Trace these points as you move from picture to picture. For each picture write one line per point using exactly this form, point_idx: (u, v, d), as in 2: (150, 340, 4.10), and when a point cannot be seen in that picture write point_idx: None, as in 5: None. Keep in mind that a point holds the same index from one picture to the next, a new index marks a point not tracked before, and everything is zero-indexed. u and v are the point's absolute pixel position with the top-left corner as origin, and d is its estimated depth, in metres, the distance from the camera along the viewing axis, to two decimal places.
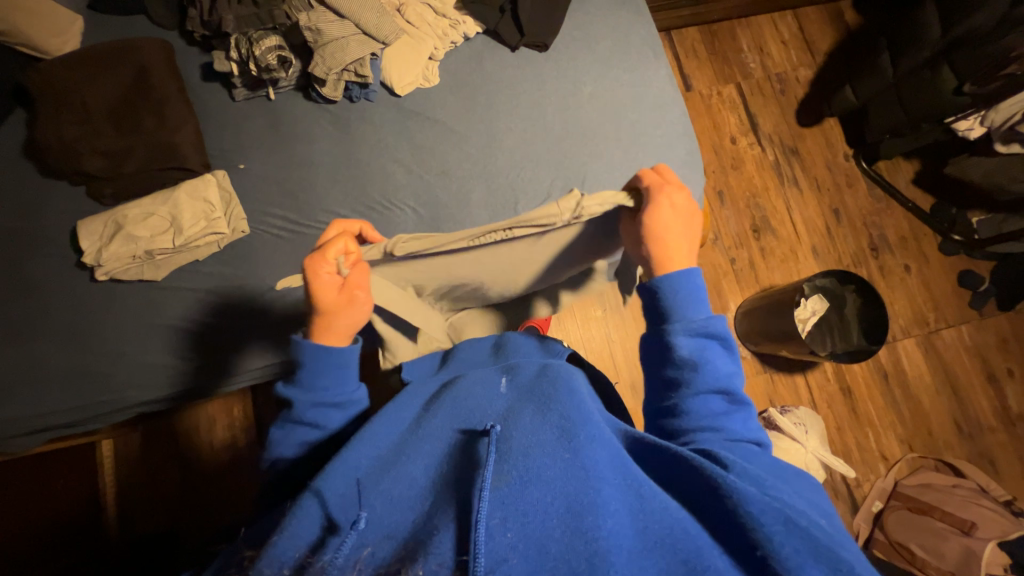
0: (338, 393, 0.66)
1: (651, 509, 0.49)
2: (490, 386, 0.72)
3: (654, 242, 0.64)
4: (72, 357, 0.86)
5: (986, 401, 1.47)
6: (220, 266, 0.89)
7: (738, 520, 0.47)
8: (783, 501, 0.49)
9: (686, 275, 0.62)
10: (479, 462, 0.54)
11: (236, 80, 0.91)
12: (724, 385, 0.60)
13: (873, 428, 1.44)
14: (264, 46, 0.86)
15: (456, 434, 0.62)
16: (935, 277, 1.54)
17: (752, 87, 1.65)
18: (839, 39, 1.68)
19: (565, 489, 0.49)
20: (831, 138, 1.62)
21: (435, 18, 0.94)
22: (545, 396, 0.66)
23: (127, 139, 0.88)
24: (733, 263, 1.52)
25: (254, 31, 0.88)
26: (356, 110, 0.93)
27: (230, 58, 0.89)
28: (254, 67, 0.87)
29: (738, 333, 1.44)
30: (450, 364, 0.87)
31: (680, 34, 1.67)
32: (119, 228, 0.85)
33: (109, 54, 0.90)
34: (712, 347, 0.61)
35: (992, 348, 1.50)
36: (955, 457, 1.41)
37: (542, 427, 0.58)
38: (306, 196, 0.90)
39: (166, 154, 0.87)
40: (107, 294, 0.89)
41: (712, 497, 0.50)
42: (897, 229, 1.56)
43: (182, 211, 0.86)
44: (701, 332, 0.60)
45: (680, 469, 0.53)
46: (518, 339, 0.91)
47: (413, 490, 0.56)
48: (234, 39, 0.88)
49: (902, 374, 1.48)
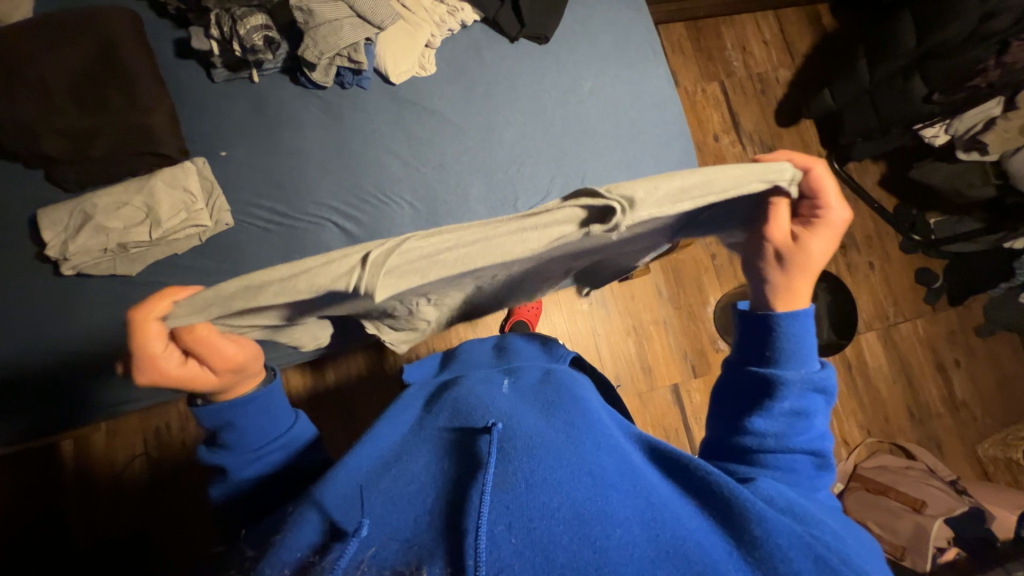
0: (271, 435, 0.64)
1: (662, 518, 0.50)
2: (493, 387, 0.72)
3: (798, 262, 0.60)
4: (30, 357, 0.79)
5: (936, 388, 1.59)
6: (200, 260, 0.83)
7: (752, 536, 0.49)
8: (812, 534, 0.51)
9: (803, 317, 0.62)
10: (481, 461, 0.55)
11: (217, 60, 0.84)
12: (812, 439, 0.61)
13: (837, 416, 1.53)
14: (250, 26, 0.79)
15: (461, 435, 0.62)
16: (895, 274, 1.64)
17: (735, 86, 1.69)
18: (816, 42, 1.73)
19: (574, 497, 0.50)
20: (806, 138, 1.68)
21: (432, 3, 0.90)
22: (567, 408, 0.65)
23: (92, 118, 0.80)
24: (713, 259, 1.58)
25: (237, 7, 0.81)
26: (347, 97, 0.88)
27: (210, 36, 0.82)
28: (237, 46, 0.81)
29: (718, 327, 1.53)
30: (452, 366, 0.89)
31: (667, 29, 1.68)
32: (89, 218, 0.78)
33: (68, 21, 0.81)
34: (812, 402, 0.61)
35: (942, 340, 1.63)
36: (907, 441, 1.53)
37: (548, 431, 0.60)
38: (294, 187, 0.85)
39: (140, 138, 0.80)
40: (72, 289, 0.81)
41: (734, 519, 0.51)
42: (863, 228, 1.65)
43: (160, 202, 0.79)
44: (810, 386, 0.61)
45: (701, 485, 0.55)
46: (520, 342, 0.91)
47: (414, 486, 0.56)
48: (214, 15, 0.81)
49: (863, 365, 1.58)
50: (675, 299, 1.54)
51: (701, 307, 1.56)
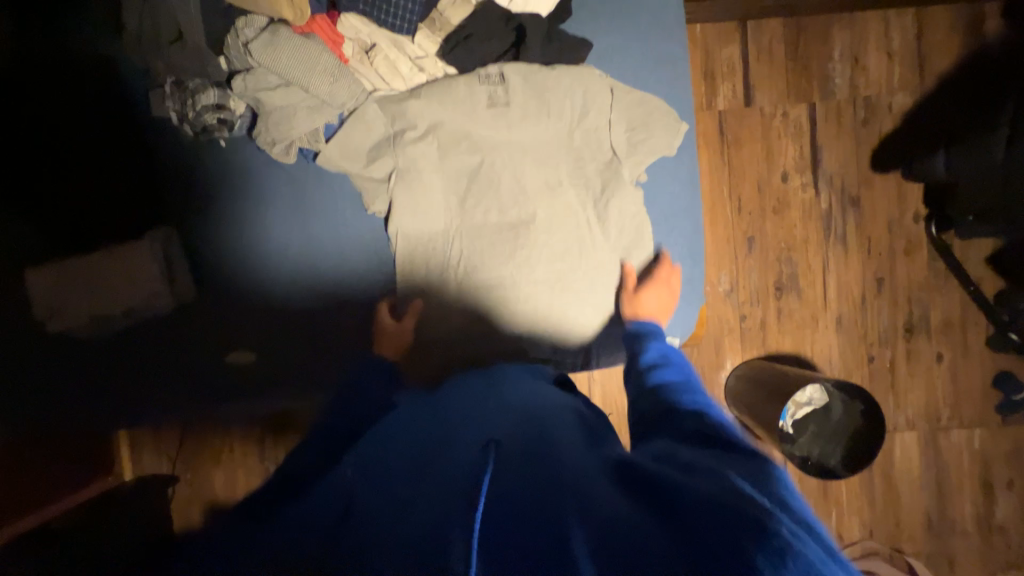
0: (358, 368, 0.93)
1: (626, 527, 0.41)
2: (481, 407, 0.69)
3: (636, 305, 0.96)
4: (33, 389, 0.99)
5: (971, 506, 1.39)
6: (167, 322, 0.99)
7: (720, 522, 0.39)
8: (787, 524, 0.39)
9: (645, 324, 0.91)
10: (459, 473, 0.50)
11: (185, 136, 0.97)
12: (684, 395, 0.67)
13: (839, 509, 1.39)
14: (203, 106, 0.91)
15: (438, 451, 0.57)
16: (967, 371, 1.39)
17: (828, 111, 1.35)
18: (964, 61, 1.32)
19: (529, 505, 0.44)
20: (904, 191, 1.36)
21: (410, 70, 0.95)
22: (562, 421, 0.62)
23: (84, 193, 0.96)
24: (742, 321, 1.38)
25: (191, 81, 0.91)
26: (312, 169, 0.99)
27: (169, 107, 0.94)
28: (194, 123, 0.93)
29: (726, 398, 1.37)
30: (443, 389, 0.83)
31: (759, 26, 1.33)
32: (64, 285, 0.94)
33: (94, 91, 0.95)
34: (666, 375, 0.74)
35: (1002, 456, 1.39)
36: (913, 552, 1.38)
37: (525, 456, 0.53)
38: (257, 227, 1.00)
39: (117, 212, 0.97)
40: (63, 341, 0.98)
41: (727, 526, 0.38)
42: (945, 311, 1.38)
43: (127, 280, 0.95)
44: (657, 367, 0.77)
45: (674, 477, 0.47)
46: (512, 366, 0.86)
47: (393, 485, 0.53)
48: (171, 91, 0.92)
49: (890, 466, 1.39)
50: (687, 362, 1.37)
51: (713, 371, 1.39)
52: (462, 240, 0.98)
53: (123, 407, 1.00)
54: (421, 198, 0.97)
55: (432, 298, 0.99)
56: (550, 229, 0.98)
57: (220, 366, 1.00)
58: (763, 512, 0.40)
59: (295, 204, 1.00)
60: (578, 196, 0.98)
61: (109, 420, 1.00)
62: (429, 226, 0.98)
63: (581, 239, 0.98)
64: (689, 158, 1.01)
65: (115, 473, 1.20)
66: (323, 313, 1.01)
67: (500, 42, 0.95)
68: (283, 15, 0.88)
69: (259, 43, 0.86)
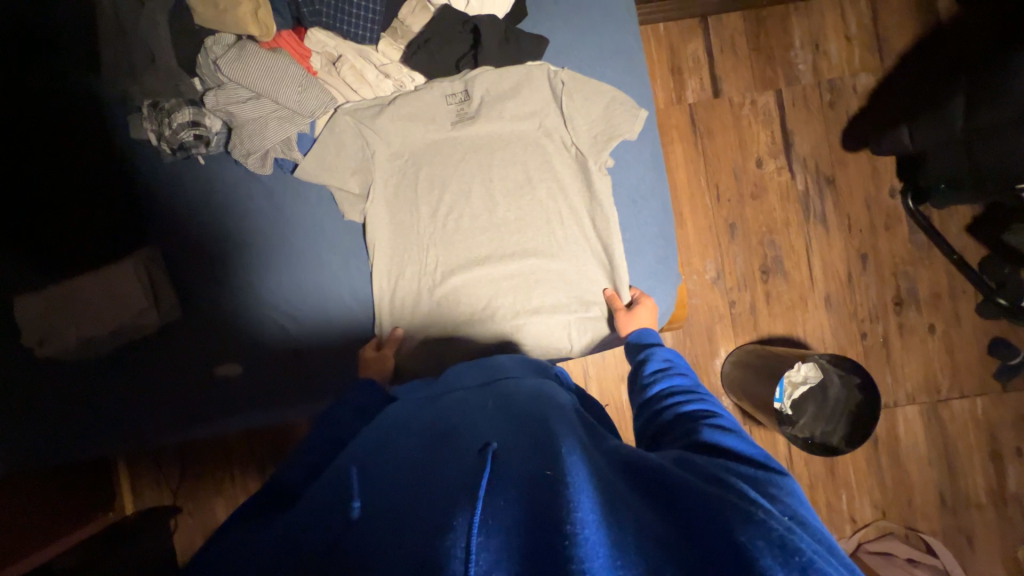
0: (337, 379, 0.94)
1: (640, 528, 0.41)
2: (474, 403, 0.69)
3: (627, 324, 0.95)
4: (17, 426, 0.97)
5: (982, 477, 1.37)
6: (158, 342, 1.01)
7: (731, 534, 0.39)
8: (807, 544, 0.40)
9: (643, 332, 0.91)
10: (460, 471, 0.50)
11: (165, 157, 1.00)
12: (688, 406, 0.66)
13: (848, 490, 1.36)
14: (178, 124, 0.95)
15: (439, 449, 0.57)
16: (961, 340, 1.39)
17: (795, 96, 1.39)
18: (921, 39, 1.36)
19: (532, 496, 0.44)
20: (877, 169, 1.39)
21: (376, 77, 0.98)
22: (554, 410, 0.62)
23: (73, 221, 0.99)
24: (732, 307, 1.39)
25: (166, 100, 0.95)
26: (290, 180, 1.03)
27: (147, 128, 0.98)
28: (170, 142, 0.96)
29: (723, 384, 1.36)
30: (439, 383, 0.84)
31: (720, 22, 1.38)
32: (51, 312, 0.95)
33: (82, 128, 1.00)
34: (673, 383, 0.73)
35: (1007, 424, 1.38)
36: (929, 530, 1.35)
37: (522, 448, 0.52)
38: (241, 242, 1.03)
39: (106, 239, 1.00)
40: (52, 366, 0.99)
41: (737, 535, 0.39)
42: (932, 284, 1.39)
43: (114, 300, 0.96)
44: (664, 376, 0.75)
45: (683, 480, 0.47)
46: (504, 358, 0.87)
47: (392, 488, 0.52)
48: (146, 112, 0.96)
49: (894, 442, 1.37)
50: (680, 351, 1.37)
51: (708, 359, 1.38)
52: (439, 247, 1.00)
53: (115, 430, 1.00)
54: (398, 204, 1.00)
55: (410, 313, 1.01)
56: (532, 232, 1.00)
57: (213, 384, 1.01)
58: (775, 528, 0.40)
59: (279, 216, 1.03)
60: (547, 194, 1.01)
61: (97, 442, 1.00)
62: (407, 234, 1.01)
63: (562, 234, 1.00)
64: (650, 141, 1.04)
65: (115, 508, 1.19)
66: (312, 326, 1.02)
67: (459, 45, 0.98)
68: (249, 32, 0.91)
69: (227, 61, 0.89)
